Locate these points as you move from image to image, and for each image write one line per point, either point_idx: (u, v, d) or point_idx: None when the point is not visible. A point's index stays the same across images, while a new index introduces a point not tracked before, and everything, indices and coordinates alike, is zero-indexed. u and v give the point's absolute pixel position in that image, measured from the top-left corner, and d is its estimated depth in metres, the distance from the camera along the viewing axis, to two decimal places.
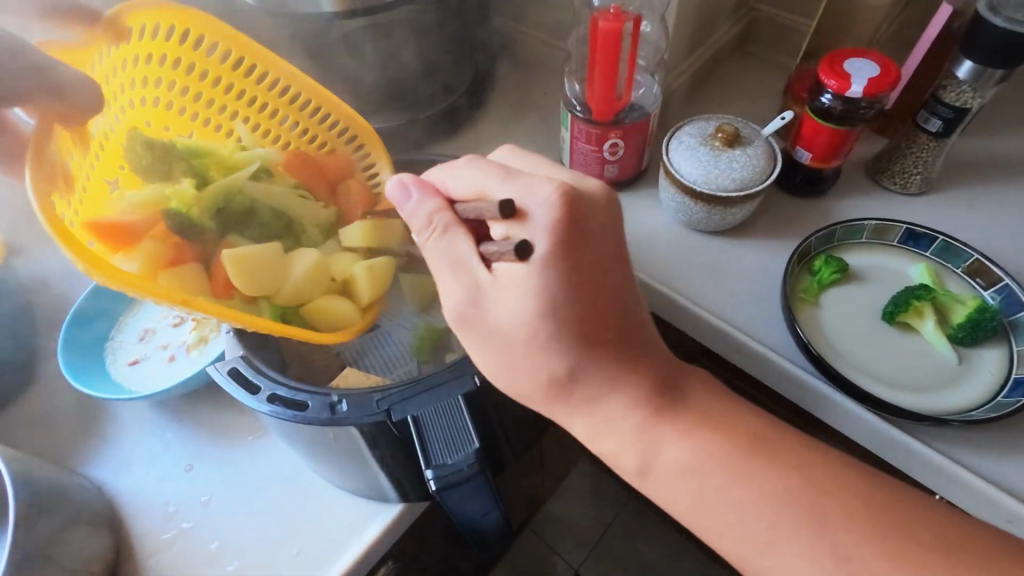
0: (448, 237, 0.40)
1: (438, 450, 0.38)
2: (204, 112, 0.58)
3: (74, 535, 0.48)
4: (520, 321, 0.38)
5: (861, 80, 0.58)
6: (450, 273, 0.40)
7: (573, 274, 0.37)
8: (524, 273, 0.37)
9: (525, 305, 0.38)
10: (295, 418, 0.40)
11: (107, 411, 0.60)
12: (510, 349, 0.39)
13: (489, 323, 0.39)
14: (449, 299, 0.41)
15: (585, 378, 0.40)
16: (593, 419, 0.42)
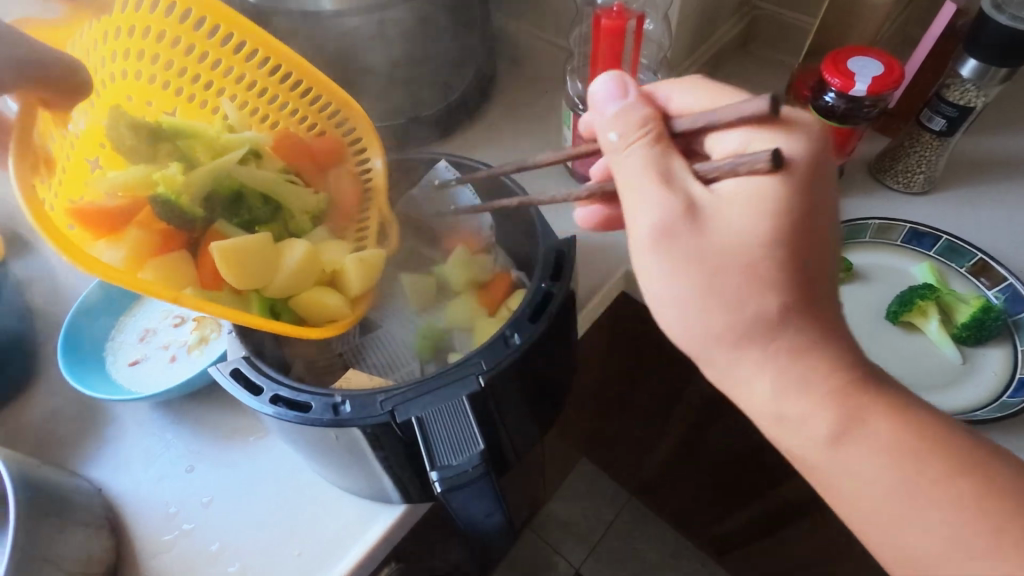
0: (656, 149, 0.39)
1: (443, 451, 0.38)
2: (190, 86, 0.57)
3: (75, 536, 0.47)
4: (741, 241, 0.36)
5: (865, 79, 0.58)
6: (654, 184, 0.38)
7: (797, 202, 0.37)
8: (755, 190, 0.37)
9: (751, 224, 0.36)
10: (299, 420, 0.40)
11: (108, 411, 0.59)
12: (722, 276, 0.36)
13: (704, 237, 0.36)
14: (642, 213, 0.38)
15: (796, 324, 0.36)
16: (791, 373, 0.36)
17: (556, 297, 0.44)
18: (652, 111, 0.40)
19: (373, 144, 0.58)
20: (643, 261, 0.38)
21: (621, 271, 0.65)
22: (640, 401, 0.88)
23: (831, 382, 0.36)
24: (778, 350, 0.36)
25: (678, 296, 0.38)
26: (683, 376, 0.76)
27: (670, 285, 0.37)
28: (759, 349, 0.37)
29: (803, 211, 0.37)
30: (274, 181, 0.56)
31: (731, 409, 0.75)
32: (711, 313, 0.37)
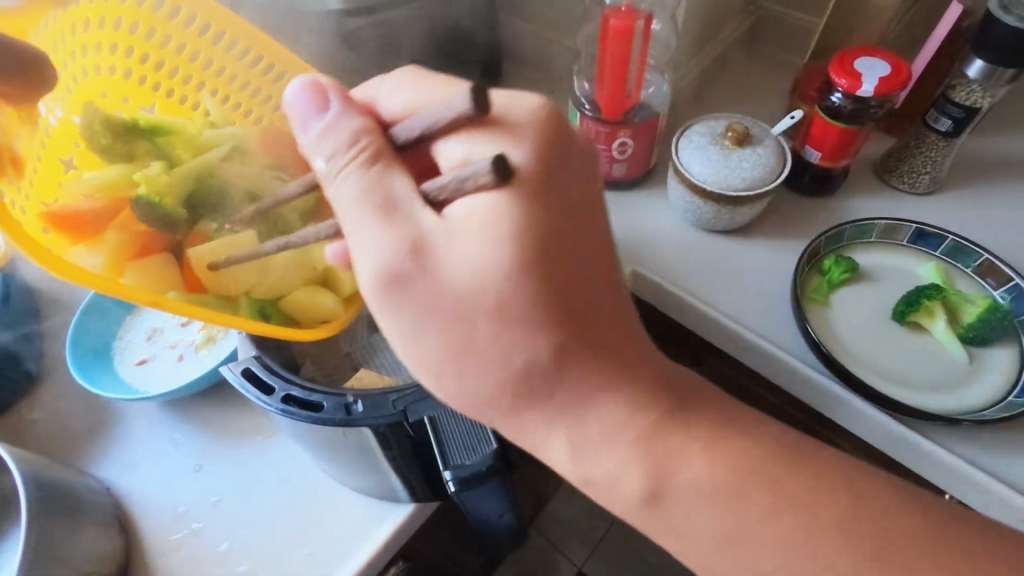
0: (379, 175, 0.36)
1: (456, 451, 0.38)
2: (165, 81, 0.51)
3: (85, 535, 0.48)
4: (483, 275, 0.35)
5: (872, 80, 0.58)
6: (379, 214, 0.35)
7: (544, 226, 0.36)
8: (489, 212, 0.35)
9: (488, 257, 0.35)
10: (312, 419, 0.40)
11: (114, 411, 0.59)
12: (463, 320, 0.35)
13: (437, 273, 0.35)
14: (368, 250, 0.35)
15: (578, 375, 0.36)
16: (576, 430, 0.38)
17: None
18: (361, 124, 0.38)
19: None
20: (383, 322, 0.37)
21: (628, 270, 0.65)
22: None
23: (635, 425, 0.38)
24: (564, 400, 0.37)
25: (411, 335, 0.36)
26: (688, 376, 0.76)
27: (489, 326, 0.35)
28: (518, 389, 0.37)
29: (555, 233, 0.36)
30: (264, 183, 0.51)
31: None
32: (437, 352, 0.36)
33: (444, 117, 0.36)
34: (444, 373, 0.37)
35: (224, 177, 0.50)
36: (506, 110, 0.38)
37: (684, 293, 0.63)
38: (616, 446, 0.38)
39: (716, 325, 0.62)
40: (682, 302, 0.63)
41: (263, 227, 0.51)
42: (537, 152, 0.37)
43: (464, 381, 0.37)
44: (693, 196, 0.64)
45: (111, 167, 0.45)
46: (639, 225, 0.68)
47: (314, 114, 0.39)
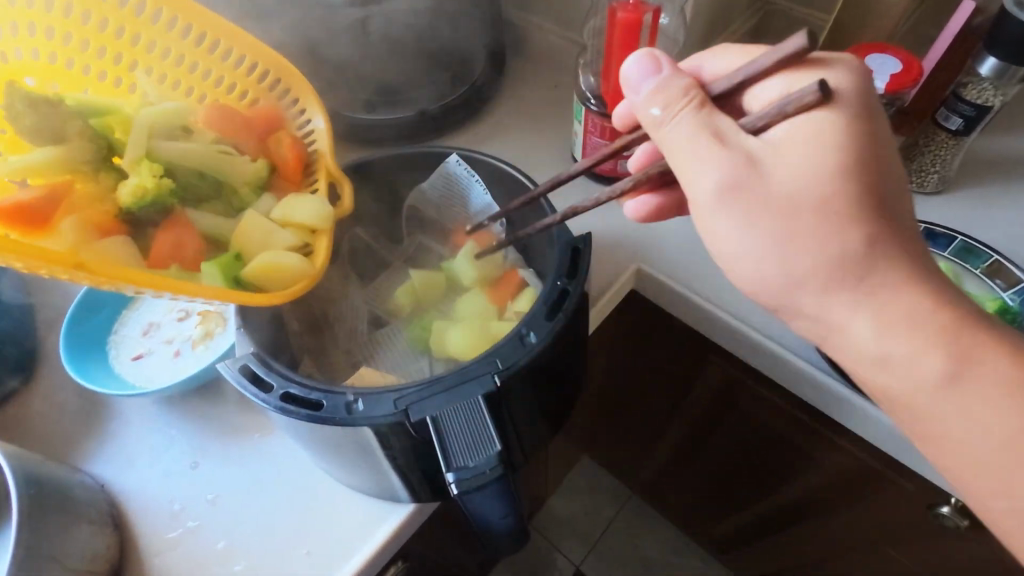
0: (703, 112, 0.41)
1: (458, 452, 0.36)
2: (98, 65, 0.53)
3: (78, 532, 0.47)
4: (808, 182, 0.38)
5: (883, 77, 0.57)
6: (709, 144, 0.40)
7: (859, 148, 0.39)
8: (824, 125, 0.39)
9: (825, 163, 0.38)
10: (312, 419, 0.39)
11: (109, 407, 0.58)
12: (795, 217, 0.38)
13: (772, 185, 0.39)
14: (700, 176, 0.40)
15: (882, 262, 0.38)
16: (881, 312, 0.38)
17: (572, 295, 0.43)
18: (686, 81, 0.42)
19: (312, 103, 0.58)
20: (711, 221, 0.41)
21: (632, 268, 0.64)
22: (645, 400, 0.88)
23: (918, 301, 0.38)
24: (870, 288, 0.38)
25: (753, 246, 0.40)
26: (691, 375, 0.75)
27: (771, 222, 0.39)
28: (842, 278, 0.39)
29: (878, 150, 0.40)
30: (207, 153, 0.53)
31: (739, 408, 0.74)
32: (782, 260, 0.40)
33: (773, 56, 0.39)
34: (775, 262, 0.40)
35: (169, 153, 0.52)
36: (825, 59, 0.41)
37: (689, 292, 0.62)
38: (895, 330, 0.38)
39: (722, 324, 0.61)
40: (687, 300, 0.62)
41: (220, 203, 0.55)
42: (857, 90, 0.40)
43: (765, 266, 0.41)
44: None
45: (39, 149, 0.48)
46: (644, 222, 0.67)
47: (646, 76, 0.43)
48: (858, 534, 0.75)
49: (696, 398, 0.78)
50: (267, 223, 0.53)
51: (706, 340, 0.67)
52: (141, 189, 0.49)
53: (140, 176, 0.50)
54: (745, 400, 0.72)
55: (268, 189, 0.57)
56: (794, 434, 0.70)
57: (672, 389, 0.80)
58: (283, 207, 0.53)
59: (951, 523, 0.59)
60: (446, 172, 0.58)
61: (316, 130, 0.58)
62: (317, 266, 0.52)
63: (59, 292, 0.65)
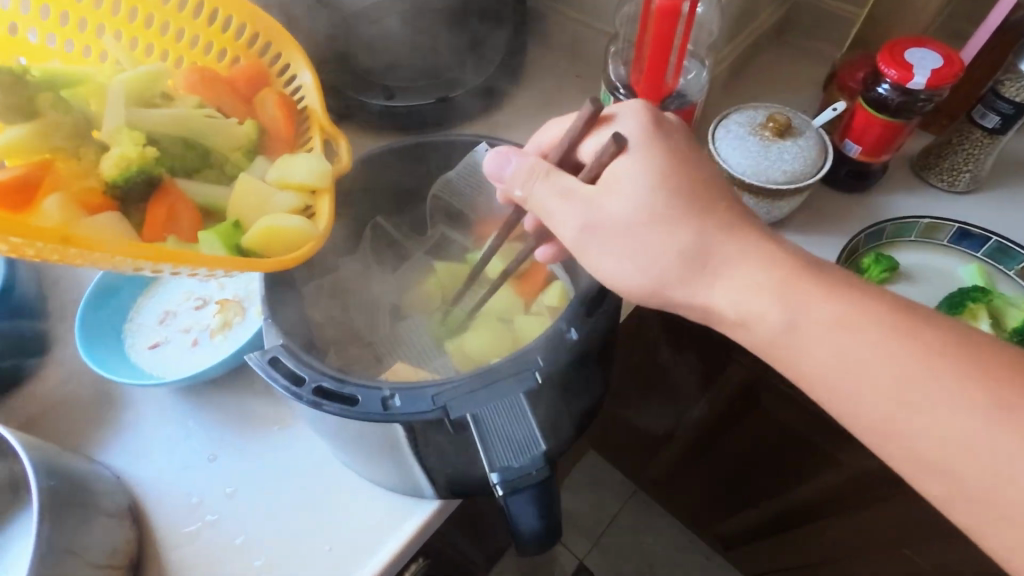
0: (553, 176, 0.44)
1: (503, 451, 0.35)
2: (65, 33, 0.52)
3: (96, 527, 0.45)
4: (632, 196, 0.41)
5: (924, 72, 0.56)
6: (561, 201, 0.43)
7: (654, 162, 0.42)
8: (631, 163, 0.42)
9: (637, 190, 0.41)
10: (346, 414, 0.38)
11: (124, 396, 0.57)
12: (630, 234, 0.41)
13: (608, 217, 0.42)
14: (566, 225, 0.43)
15: (800, 278, 0.40)
16: (792, 302, 0.39)
17: (611, 291, 0.42)
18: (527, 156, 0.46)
19: (296, 56, 0.57)
20: (604, 263, 0.42)
21: None
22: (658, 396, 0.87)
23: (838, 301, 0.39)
24: (714, 268, 0.41)
25: (633, 269, 0.42)
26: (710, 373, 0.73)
27: (615, 244, 0.42)
28: (796, 278, 0.40)
29: (669, 160, 0.43)
30: (192, 118, 0.52)
31: (759, 410, 0.72)
32: (713, 285, 0.41)
33: (580, 119, 0.46)
34: (721, 288, 0.41)
35: (150, 122, 0.51)
36: (615, 111, 0.46)
37: None
38: (753, 295, 0.40)
39: None
40: None
41: (212, 171, 0.54)
42: (649, 127, 0.44)
43: (718, 289, 0.41)
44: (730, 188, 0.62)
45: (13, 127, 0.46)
46: None
47: (506, 161, 0.46)
48: (875, 537, 0.74)
49: (713, 397, 0.76)
50: (265, 187, 0.52)
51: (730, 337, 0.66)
52: (125, 160, 0.48)
53: (123, 147, 0.48)
54: (766, 402, 0.70)
55: (261, 151, 0.56)
56: (817, 437, 0.68)
57: (687, 388, 0.78)
58: (279, 169, 0.52)
59: None
60: (473, 161, 0.56)
61: (303, 84, 0.58)
62: (320, 223, 0.50)
63: (72, 277, 0.63)
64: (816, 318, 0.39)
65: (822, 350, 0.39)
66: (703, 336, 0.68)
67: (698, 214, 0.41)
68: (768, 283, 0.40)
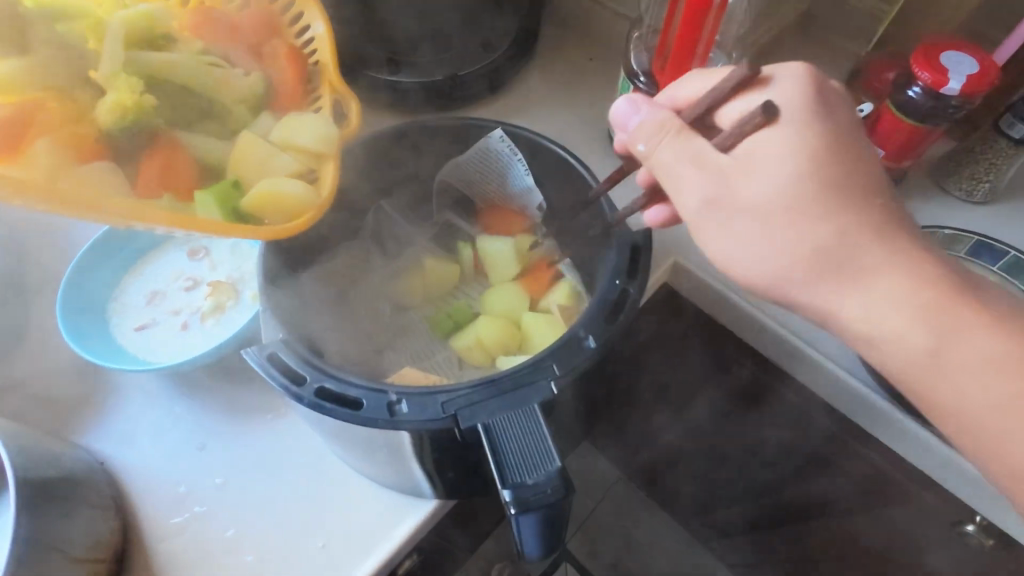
0: (683, 137, 0.41)
1: (515, 466, 0.34)
2: None
3: (80, 518, 0.43)
4: (782, 184, 0.38)
5: (960, 77, 0.53)
6: (693, 167, 0.40)
7: (822, 152, 0.39)
8: (779, 142, 0.39)
9: (793, 168, 0.38)
10: (349, 418, 0.36)
11: (109, 378, 0.54)
12: (755, 215, 0.39)
13: (745, 197, 0.39)
14: (688, 195, 0.41)
15: (863, 248, 0.38)
16: (869, 297, 0.38)
17: (633, 297, 0.40)
18: (663, 112, 0.42)
19: (312, 8, 0.52)
20: (722, 243, 0.41)
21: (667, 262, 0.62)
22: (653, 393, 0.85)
23: (923, 290, 0.37)
24: (851, 274, 0.38)
25: (765, 257, 0.39)
26: (711, 372, 0.72)
27: (767, 231, 0.39)
28: (941, 304, 0.37)
29: (841, 140, 0.40)
30: (194, 67, 0.48)
31: (758, 408, 0.71)
32: (849, 291, 0.38)
33: (732, 80, 0.42)
34: (859, 298, 0.38)
35: (150, 66, 0.47)
36: (773, 75, 0.42)
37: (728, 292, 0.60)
38: (890, 312, 0.37)
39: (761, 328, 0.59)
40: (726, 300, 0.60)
41: (213, 123, 0.49)
42: (808, 96, 0.40)
43: (855, 296, 0.38)
44: None
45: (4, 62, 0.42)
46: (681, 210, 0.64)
47: (636, 110, 0.43)
48: (864, 541, 0.74)
49: (710, 395, 0.76)
50: (265, 146, 0.47)
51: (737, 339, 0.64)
52: (120, 106, 0.44)
53: (117, 92, 0.44)
54: (766, 402, 0.68)
55: (267, 107, 0.51)
56: (818, 443, 0.67)
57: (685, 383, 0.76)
58: (283, 129, 0.47)
59: (975, 541, 0.60)
60: (487, 148, 0.53)
61: (316, 36, 0.52)
62: (324, 194, 0.46)
63: (54, 249, 0.60)
64: (966, 350, 0.37)
65: (976, 380, 0.37)
66: (712, 328, 0.65)
67: (844, 224, 0.38)
68: (913, 301, 0.37)
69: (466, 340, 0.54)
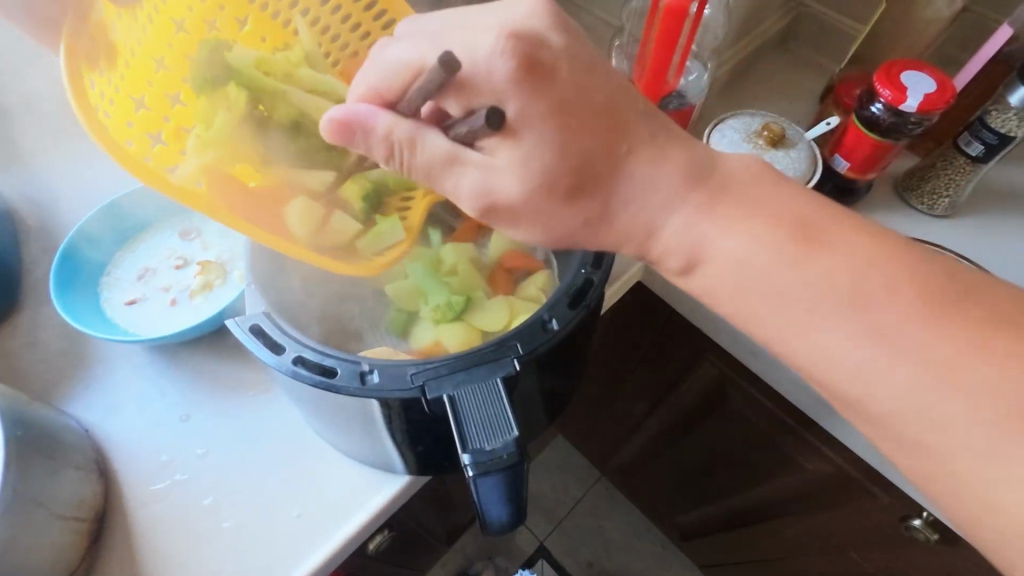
0: (419, 144, 0.38)
1: (475, 434, 0.37)
2: (259, 19, 0.53)
3: (66, 477, 0.46)
4: (524, 181, 0.37)
5: (917, 95, 0.57)
6: (448, 172, 0.39)
7: (554, 150, 0.36)
8: (522, 151, 0.36)
9: (508, 177, 0.37)
10: (326, 385, 0.39)
11: (99, 350, 0.56)
12: (516, 216, 0.40)
13: (490, 198, 0.39)
14: (465, 204, 0.41)
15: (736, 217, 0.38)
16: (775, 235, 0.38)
17: (596, 284, 0.43)
18: None
19: None
20: (511, 233, 0.42)
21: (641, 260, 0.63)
22: (629, 394, 0.86)
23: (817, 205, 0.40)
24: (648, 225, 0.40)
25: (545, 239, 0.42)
26: (683, 370, 0.74)
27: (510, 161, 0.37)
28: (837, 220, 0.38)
29: None
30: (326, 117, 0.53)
31: (726, 405, 0.73)
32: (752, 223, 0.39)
33: None
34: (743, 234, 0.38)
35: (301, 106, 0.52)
36: None
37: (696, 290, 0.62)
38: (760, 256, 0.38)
39: (726, 327, 0.61)
40: (694, 299, 0.62)
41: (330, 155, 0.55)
42: None
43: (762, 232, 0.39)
44: None
45: (210, 111, 0.49)
46: None
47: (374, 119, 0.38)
48: (826, 539, 0.76)
49: (680, 393, 0.78)
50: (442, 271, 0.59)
51: (704, 337, 0.66)
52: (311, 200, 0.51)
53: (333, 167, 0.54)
54: (733, 399, 0.71)
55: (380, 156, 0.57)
56: (781, 439, 0.69)
57: (657, 381, 0.79)
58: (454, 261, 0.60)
59: (921, 537, 0.61)
60: None
61: None
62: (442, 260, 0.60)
63: (53, 232, 0.63)
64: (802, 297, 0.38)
65: None
66: (680, 325, 0.67)
67: (682, 182, 0.39)
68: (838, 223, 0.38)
69: (429, 339, 0.55)
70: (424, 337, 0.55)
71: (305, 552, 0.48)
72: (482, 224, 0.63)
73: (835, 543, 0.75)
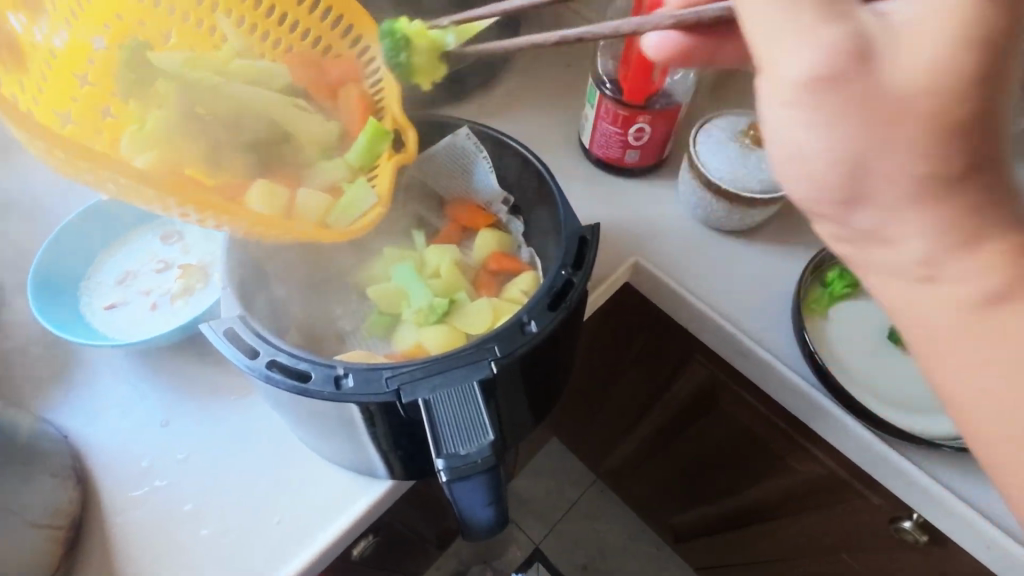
0: None
1: (451, 438, 0.36)
2: (181, 28, 0.53)
3: (40, 484, 0.45)
4: (929, 52, 0.27)
5: None
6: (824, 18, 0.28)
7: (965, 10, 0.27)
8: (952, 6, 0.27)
9: (929, 41, 0.27)
10: (299, 390, 0.38)
11: (79, 356, 0.56)
12: (896, 120, 0.27)
13: (884, 74, 0.27)
14: (785, 71, 0.29)
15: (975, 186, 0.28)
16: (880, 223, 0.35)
17: (577, 285, 0.42)
18: None
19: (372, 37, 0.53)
20: (821, 138, 0.28)
21: (628, 261, 0.63)
22: (621, 396, 0.86)
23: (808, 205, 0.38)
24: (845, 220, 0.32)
25: (806, 152, 0.29)
26: (673, 371, 0.73)
27: (766, 2, 0.28)
28: None
29: None
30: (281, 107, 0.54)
31: (716, 406, 0.72)
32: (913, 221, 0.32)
33: None
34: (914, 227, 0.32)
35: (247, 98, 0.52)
36: None
37: (684, 290, 0.61)
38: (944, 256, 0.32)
39: (714, 328, 0.61)
40: (682, 300, 0.61)
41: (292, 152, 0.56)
42: None
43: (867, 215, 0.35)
44: (704, 191, 0.61)
45: (145, 117, 0.49)
46: (645, 214, 0.66)
47: None
48: (819, 540, 0.75)
49: (671, 394, 0.77)
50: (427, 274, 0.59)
51: (693, 337, 0.65)
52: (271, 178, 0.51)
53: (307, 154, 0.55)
54: (723, 400, 0.70)
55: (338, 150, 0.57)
56: (772, 440, 0.69)
57: (647, 382, 0.79)
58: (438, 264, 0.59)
59: (912, 538, 0.60)
60: (453, 145, 0.56)
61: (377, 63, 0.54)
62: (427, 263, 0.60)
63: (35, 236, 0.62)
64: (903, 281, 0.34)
65: None
66: (668, 326, 0.67)
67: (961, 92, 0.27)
68: None
69: (411, 341, 0.54)
70: (407, 339, 0.54)
71: (286, 558, 0.47)
72: (467, 225, 0.62)
73: (828, 545, 0.75)
